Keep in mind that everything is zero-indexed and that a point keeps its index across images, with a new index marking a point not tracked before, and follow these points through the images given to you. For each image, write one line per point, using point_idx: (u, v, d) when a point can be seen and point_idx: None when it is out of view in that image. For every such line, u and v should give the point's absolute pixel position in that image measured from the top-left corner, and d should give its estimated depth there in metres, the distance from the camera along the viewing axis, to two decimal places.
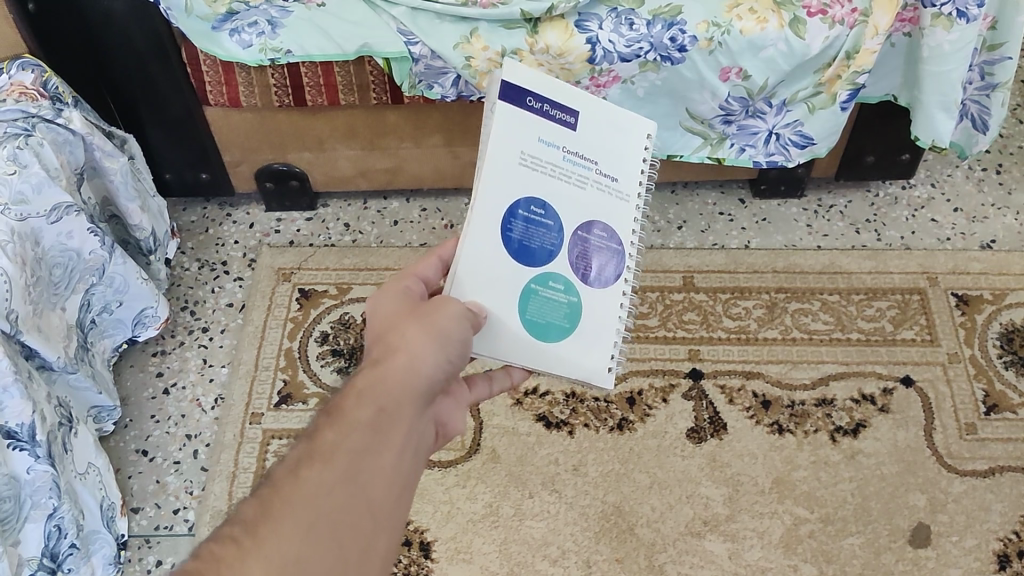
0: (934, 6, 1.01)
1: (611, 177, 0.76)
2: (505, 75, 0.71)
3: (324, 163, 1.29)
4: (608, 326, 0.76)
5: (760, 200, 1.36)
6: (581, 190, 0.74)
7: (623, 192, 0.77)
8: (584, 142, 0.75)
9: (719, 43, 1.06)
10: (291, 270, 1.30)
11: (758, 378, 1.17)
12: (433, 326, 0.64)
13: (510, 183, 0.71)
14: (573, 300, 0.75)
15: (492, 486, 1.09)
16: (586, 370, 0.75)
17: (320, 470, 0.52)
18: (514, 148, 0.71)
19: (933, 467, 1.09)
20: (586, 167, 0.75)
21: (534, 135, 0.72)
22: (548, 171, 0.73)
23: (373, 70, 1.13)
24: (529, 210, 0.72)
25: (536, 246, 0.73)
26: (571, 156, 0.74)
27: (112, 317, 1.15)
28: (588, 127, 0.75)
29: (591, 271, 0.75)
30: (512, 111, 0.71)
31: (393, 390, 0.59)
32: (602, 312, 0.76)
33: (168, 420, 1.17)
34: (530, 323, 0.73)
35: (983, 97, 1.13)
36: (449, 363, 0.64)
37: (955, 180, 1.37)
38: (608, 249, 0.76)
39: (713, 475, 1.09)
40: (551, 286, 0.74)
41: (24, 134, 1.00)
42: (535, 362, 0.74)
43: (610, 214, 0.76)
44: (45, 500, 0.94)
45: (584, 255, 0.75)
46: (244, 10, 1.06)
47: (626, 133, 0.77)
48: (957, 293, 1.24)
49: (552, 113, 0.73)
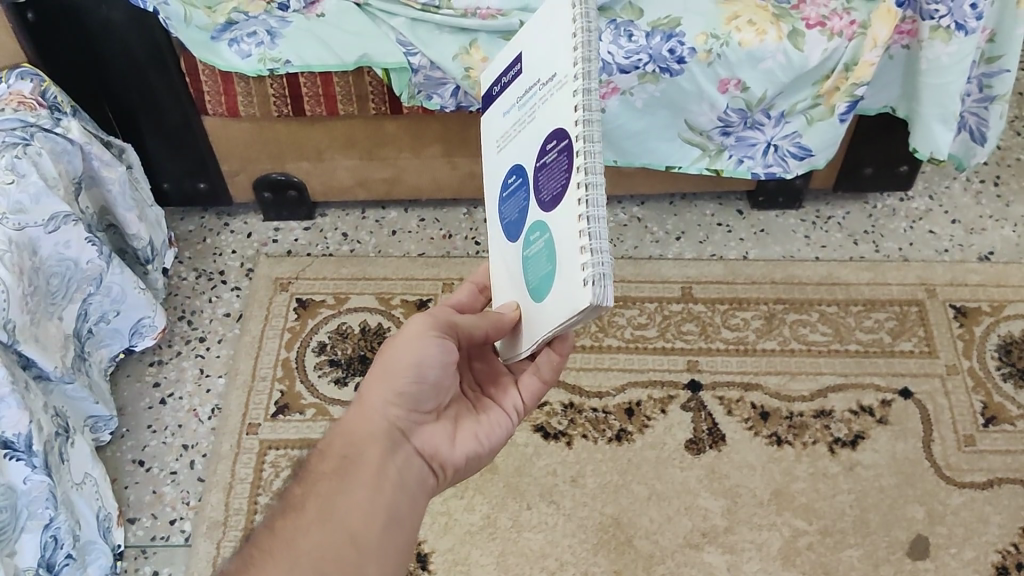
0: (933, 18, 1.02)
1: (551, 76, 0.62)
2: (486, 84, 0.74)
3: (322, 173, 1.29)
4: (571, 239, 0.57)
5: (758, 211, 1.36)
6: (532, 121, 0.64)
7: (560, 77, 0.60)
8: (529, 72, 0.65)
9: (717, 54, 1.07)
10: (289, 280, 1.30)
11: (757, 390, 1.17)
12: (385, 364, 0.68)
13: (499, 171, 0.71)
14: (546, 237, 0.62)
15: (490, 498, 1.09)
16: (570, 305, 0.57)
17: (293, 519, 0.60)
18: (491, 140, 0.72)
19: (932, 479, 1.09)
20: (535, 93, 0.64)
21: (500, 114, 0.70)
22: (513, 132, 0.68)
23: (373, 80, 1.13)
24: (510, 184, 0.69)
25: (519, 211, 0.67)
26: (524, 98, 0.66)
27: (109, 327, 1.14)
28: (529, 50, 0.65)
29: (550, 194, 0.61)
30: (490, 110, 0.73)
31: (354, 438, 0.66)
32: (566, 226, 0.58)
33: (165, 430, 1.16)
34: (533, 291, 0.64)
35: (981, 110, 1.13)
36: (411, 389, 0.67)
37: (953, 192, 1.37)
38: (557, 153, 0.60)
39: (712, 487, 1.09)
40: (533, 238, 0.64)
41: (23, 144, 1.00)
42: (540, 324, 0.62)
43: (554, 114, 0.61)
44: (41, 510, 0.94)
45: (545, 181, 0.62)
46: (244, 20, 1.07)
47: (554, 16, 0.62)
48: (955, 305, 1.24)
49: (507, 77, 0.69)
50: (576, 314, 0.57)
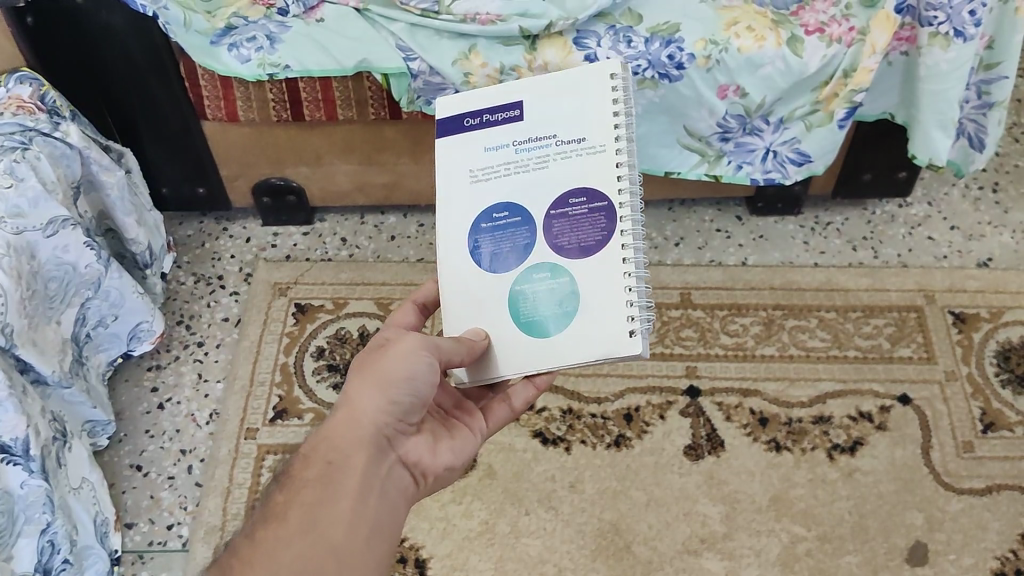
0: (932, 24, 1.02)
1: (577, 139, 0.75)
2: (442, 113, 0.80)
3: (321, 178, 1.29)
4: (615, 290, 0.72)
5: (757, 217, 1.36)
6: (544, 169, 0.75)
7: (594, 145, 0.75)
8: (535, 124, 0.76)
9: (717, 60, 1.07)
10: (288, 284, 1.30)
11: (756, 396, 1.17)
12: (376, 372, 0.68)
13: (469, 201, 0.77)
14: (563, 281, 0.74)
15: (488, 503, 1.08)
16: (602, 346, 0.72)
17: (276, 528, 0.60)
18: (462, 170, 0.78)
19: (931, 485, 1.09)
20: (546, 145, 0.76)
21: (478, 147, 0.77)
22: (502, 171, 0.77)
23: (372, 85, 1.13)
24: (495, 218, 0.76)
25: (507, 248, 0.76)
26: (522, 146, 0.77)
27: (106, 332, 1.14)
28: (538, 105, 0.77)
29: (574, 242, 0.74)
30: (454, 138, 0.79)
31: (340, 444, 0.65)
32: (603, 279, 0.73)
33: (162, 435, 1.16)
34: (529, 325, 0.74)
35: (980, 116, 1.13)
36: (401, 399, 0.68)
37: (951, 198, 1.38)
38: (591, 211, 0.74)
39: (710, 493, 1.09)
40: (538, 277, 0.75)
41: (21, 148, 1.00)
42: (543, 356, 0.74)
43: (584, 174, 0.74)
44: (38, 515, 0.94)
45: (564, 231, 0.74)
46: (243, 25, 1.07)
47: (586, 92, 0.76)
48: (954, 311, 1.24)
49: (493, 119, 0.78)
50: (611, 355, 0.72)
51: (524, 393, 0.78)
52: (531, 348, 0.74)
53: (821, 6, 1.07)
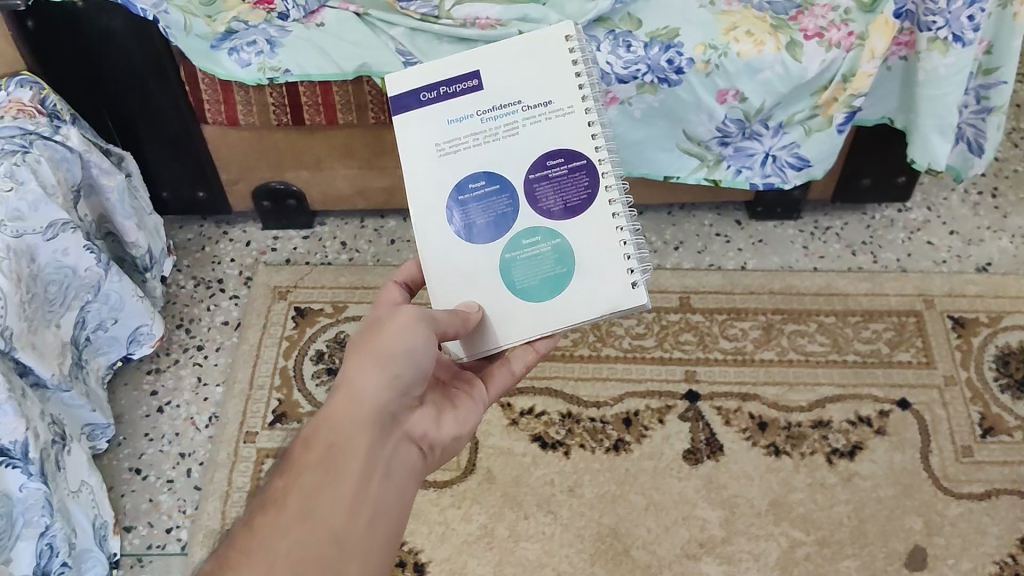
0: (931, 29, 1.02)
1: (543, 103, 0.74)
2: (392, 90, 0.75)
3: (321, 182, 1.29)
4: (612, 247, 0.75)
5: (756, 222, 1.36)
6: (515, 138, 0.75)
7: (562, 108, 0.74)
8: (497, 93, 0.74)
9: (716, 65, 1.07)
10: (288, 288, 1.30)
11: (755, 401, 1.17)
12: (374, 348, 0.67)
13: (439, 175, 0.75)
14: (557, 242, 0.75)
15: (487, 507, 1.08)
16: (606, 301, 0.75)
17: (275, 515, 0.58)
18: (427, 145, 0.74)
19: (930, 490, 1.09)
20: (512, 112, 0.74)
21: (440, 120, 0.74)
22: (471, 143, 0.75)
23: (372, 89, 1.13)
24: (474, 190, 0.75)
25: (492, 218, 0.75)
26: (487, 114, 0.74)
27: (106, 335, 1.14)
28: (496, 73, 0.74)
29: (561, 204, 0.75)
30: (411, 114, 0.74)
31: (342, 424, 0.63)
32: (596, 235, 0.75)
33: (162, 438, 1.16)
34: (527, 291, 0.75)
35: (979, 121, 1.13)
36: (403, 376, 0.66)
37: (951, 203, 1.38)
38: (571, 171, 0.75)
39: (710, 497, 1.09)
40: (529, 244, 0.76)
41: (21, 151, 1.00)
42: (547, 317, 0.75)
43: (556, 138, 0.75)
44: (37, 518, 0.94)
45: (550, 194, 0.75)
46: (244, 30, 1.08)
47: (543, 55, 0.74)
48: (953, 316, 1.24)
49: (451, 90, 0.74)
50: (617, 308, 0.75)
51: (524, 359, 0.79)
52: (532, 312, 0.75)
53: (820, 11, 1.08)
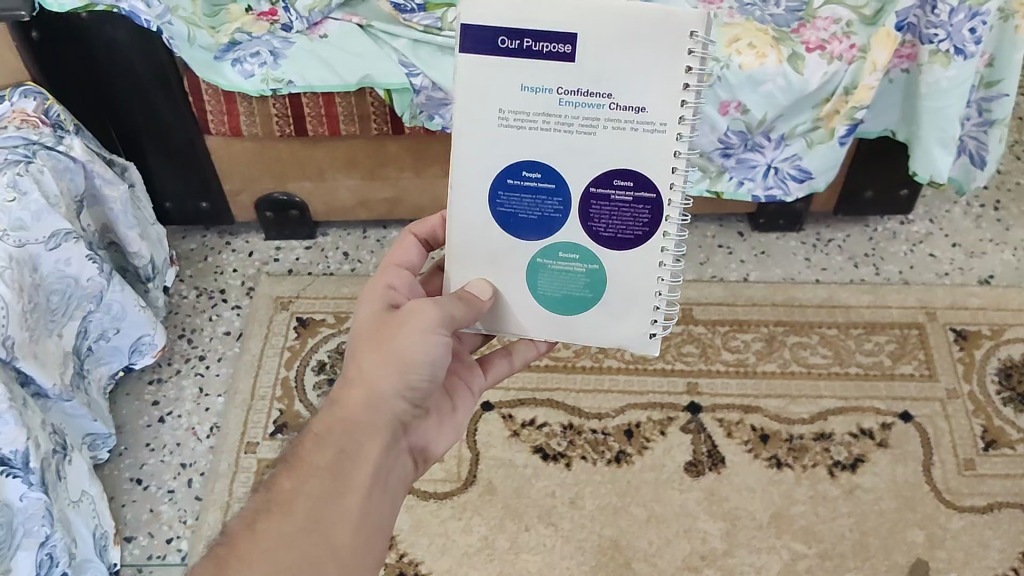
0: (933, 42, 1.03)
1: (635, 109, 0.64)
2: (468, 18, 0.63)
3: (324, 193, 1.29)
4: (645, 293, 0.72)
5: (759, 233, 1.36)
6: (591, 137, 0.66)
7: (654, 122, 0.64)
8: (586, 75, 0.63)
9: (718, 77, 1.07)
10: (289, 299, 1.30)
11: (757, 413, 1.17)
12: (395, 352, 0.65)
13: (496, 149, 0.68)
14: (593, 269, 0.72)
15: (488, 519, 1.08)
16: (621, 337, 0.74)
17: (279, 522, 0.60)
18: (491, 108, 0.66)
19: (932, 503, 1.09)
20: (597, 105, 0.64)
21: (512, 84, 0.65)
22: (540, 122, 0.66)
23: (375, 101, 1.13)
24: (524, 178, 0.69)
25: (536, 214, 0.70)
26: (570, 96, 0.64)
27: (108, 345, 1.14)
28: (594, 51, 0.63)
29: (611, 232, 0.70)
30: (483, 59, 0.65)
31: (354, 428, 0.65)
32: (633, 277, 0.71)
33: (163, 448, 1.16)
34: (546, 299, 0.73)
35: (980, 134, 1.13)
36: (420, 383, 0.67)
37: (953, 216, 1.38)
38: (635, 200, 0.68)
39: (711, 510, 1.09)
40: (564, 257, 0.71)
41: (25, 161, 1.00)
42: (558, 330, 0.74)
43: (633, 156, 0.66)
44: (37, 528, 0.94)
45: (604, 216, 0.69)
46: (247, 41, 1.09)
47: (653, 45, 0.62)
48: (955, 329, 1.24)
49: (535, 46, 0.63)
50: (625, 345, 0.75)
51: (525, 353, 0.80)
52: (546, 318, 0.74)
53: (822, 23, 1.10)
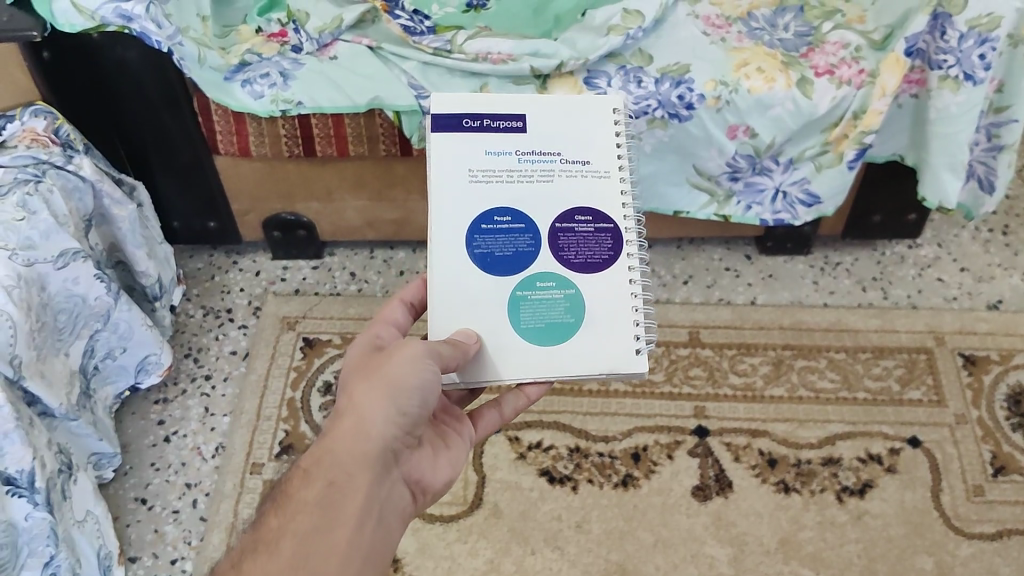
0: (942, 67, 1.04)
1: (582, 162, 0.77)
2: (437, 108, 0.76)
3: (332, 213, 1.29)
4: (622, 310, 0.75)
5: (766, 257, 1.36)
6: (551, 184, 0.76)
7: (601, 170, 0.77)
8: (538, 138, 0.77)
9: (726, 101, 1.07)
10: (296, 319, 1.30)
11: (765, 437, 1.16)
12: (385, 379, 0.66)
13: (468, 200, 0.75)
14: (571, 293, 0.74)
15: (493, 543, 1.08)
16: (609, 361, 0.74)
17: (266, 559, 0.58)
18: (461, 168, 0.75)
19: (941, 530, 1.08)
20: (551, 161, 0.76)
21: (479, 148, 0.75)
22: (505, 177, 0.75)
23: (383, 122, 1.14)
24: (495, 222, 0.75)
25: (510, 252, 0.74)
26: (528, 157, 0.76)
27: (115, 364, 1.14)
28: (541, 120, 0.77)
29: (582, 258, 0.75)
30: (453, 135, 0.75)
31: (343, 460, 0.64)
32: (609, 295, 0.75)
33: (168, 468, 1.16)
34: (531, 333, 0.74)
35: (989, 159, 1.13)
36: (413, 411, 0.66)
37: (962, 240, 1.38)
38: (598, 229, 0.76)
39: (718, 534, 1.08)
40: (542, 287, 0.74)
41: (34, 181, 1.01)
42: (546, 368, 0.73)
43: (587, 196, 0.76)
44: (42, 548, 0.94)
45: (572, 244, 0.75)
46: (257, 62, 1.09)
47: (589, 115, 0.78)
48: (964, 353, 1.24)
49: (494, 124, 0.76)
50: (618, 372, 0.74)
51: (516, 403, 0.78)
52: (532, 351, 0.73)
53: (831, 49, 1.09)
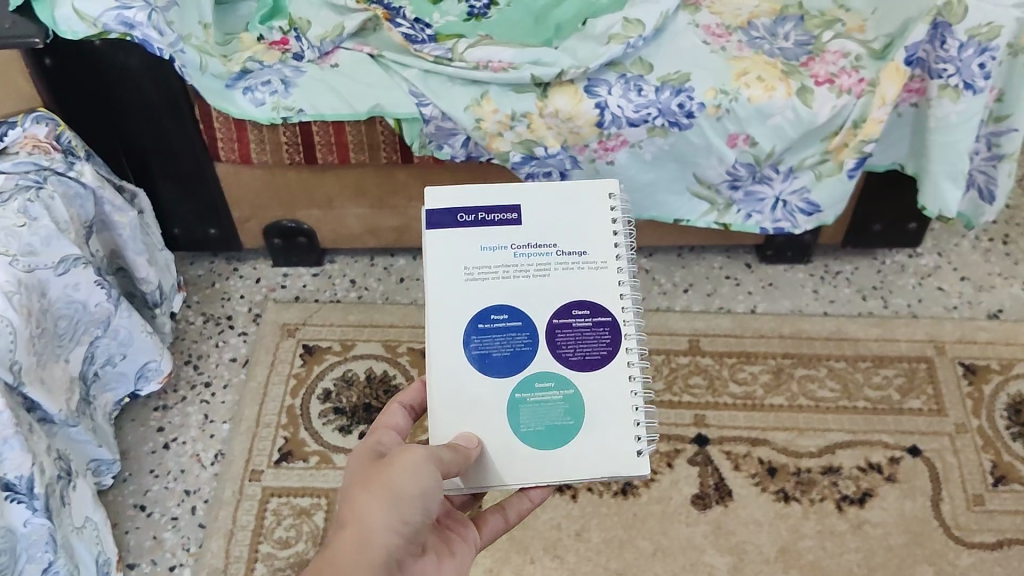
0: (942, 76, 1.03)
1: (577, 253, 0.78)
2: (432, 204, 0.77)
3: (333, 220, 1.29)
4: (621, 408, 0.74)
5: (767, 265, 1.36)
6: (546, 279, 0.77)
7: (597, 261, 0.77)
8: (533, 230, 0.77)
9: (727, 110, 1.08)
10: (296, 326, 1.30)
11: (765, 446, 1.16)
12: (385, 484, 0.62)
13: (463, 299, 0.75)
14: (570, 393, 0.74)
15: (492, 551, 1.07)
16: (609, 463, 0.73)
17: None
18: (456, 266, 0.76)
19: (941, 539, 1.08)
20: (546, 254, 0.77)
21: (473, 246, 0.76)
22: (499, 273, 0.76)
23: (384, 130, 1.14)
24: (493, 320, 0.75)
25: (508, 352, 0.75)
26: (522, 250, 0.77)
27: (114, 371, 1.14)
28: (536, 211, 0.78)
29: (579, 355, 0.75)
30: (448, 232, 0.76)
31: (346, 570, 0.58)
32: (607, 395, 0.75)
33: (167, 475, 1.16)
34: (530, 434, 0.73)
35: (989, 168, 1.13)
36: (415, 518, 0.62)
37: (962, 249, 1.38)
38: (594, 325, 0.76)
39: (718, 543, 1.08)
40: (542, 387, 0.74)
41: (35, 187, 1.02)
42: (545, 468, 0.73)
43: (583, 291, 0.77)
44: (40, 554, 0.94)
45: (569, 343, 0.75)
46: (259, 70, 1.09)
47: (583, 204, 0.79)
48: (964, 363, 1.24)
49: (489, 217, 0.77)
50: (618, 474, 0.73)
51: (519, 505, 0.77)
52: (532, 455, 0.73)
53: (831, 58, 1.10)
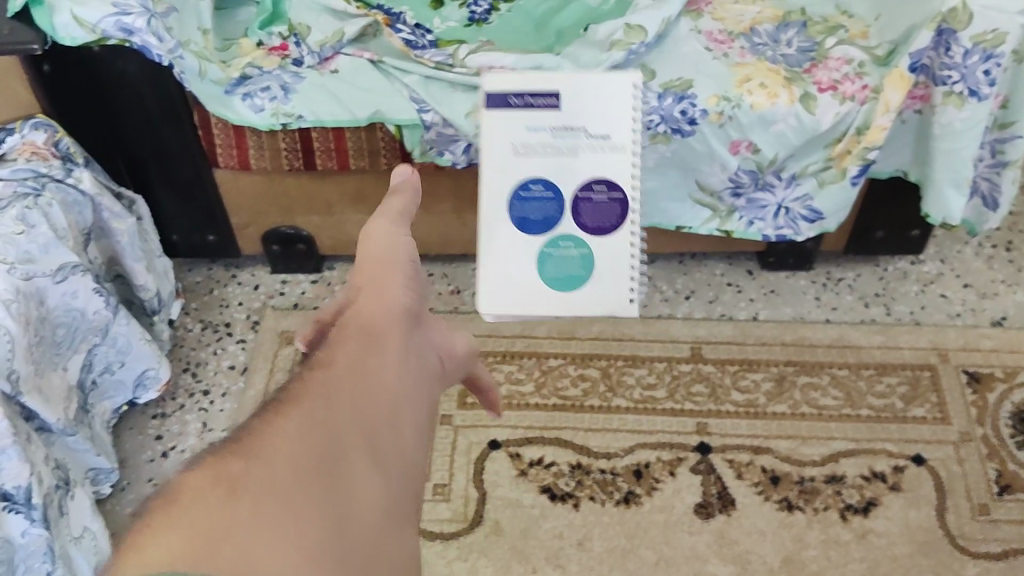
0: (946, 83, 1.03)
1: (602, 136, 0.78)
2: (487, 87, 0.79)
3: (332, 227, 1.29)
4: (621, 274, 0.79)
5: (768, 272, 1.35)
6: (570, 159, 0.79)
7: (616, 144, 0.79)
8: (567, 114, 0.78)
9: (729, 116, 1.07)
10: (295, 333, 1.29)
11: (768, 454, 1.15)
12: (380, 258, 0.59)
13: (502, 174, 0.79)
14: (585, 251, 0.79)
15: (494, 561, 1.07)
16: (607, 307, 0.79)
17: (318, 373, 0.45)
18: (504, 144, 0.78)
19: (945, 549, 1.07)
20: (575, 138, 0.78)
21: (519, 126, 0.78)
22: (538, 151, 0.79)
23: (385, 136, 1.13)
24: (530, 189, 0.79)
25: (539, 216, 0.79)
26: (559, 133, 0.78)
27: (112, 379, 1.13)
28: (571, 94, 0.78)
29: (596, 224, 0.79)
30: (496, 116, 0.79)
31: (371, 309, 0.53)
32: (613, 255, 0.79)
33: (166, 484, 1.15)
34: (549, 282, 0.79)
35: (993, 175, 1.12)
36: (415, 279, 0.58)
37: (964, 256, 1.37)
38: (610, 200, 0.79)
39: (721, 553, 1.07)
40: (562, 246, 0.79)
41: (34, 195, 1.01)
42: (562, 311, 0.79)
43: (606, 166, 0.79)
44: (38, 564, 0.94)
45: (586, 212, 0.79)
46: (258, 75, 1.08)
47: (608, 89, 0.78)
48: (968, 371, 1.23)
49: (532, 101, 0.79)
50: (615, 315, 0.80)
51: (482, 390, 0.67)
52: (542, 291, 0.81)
53: (834, 64, 1.09)
